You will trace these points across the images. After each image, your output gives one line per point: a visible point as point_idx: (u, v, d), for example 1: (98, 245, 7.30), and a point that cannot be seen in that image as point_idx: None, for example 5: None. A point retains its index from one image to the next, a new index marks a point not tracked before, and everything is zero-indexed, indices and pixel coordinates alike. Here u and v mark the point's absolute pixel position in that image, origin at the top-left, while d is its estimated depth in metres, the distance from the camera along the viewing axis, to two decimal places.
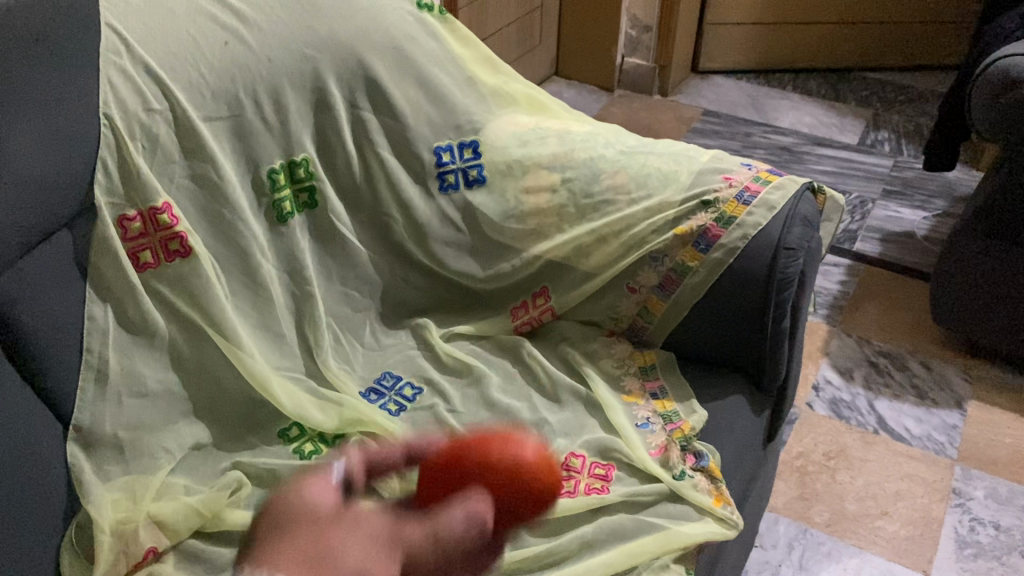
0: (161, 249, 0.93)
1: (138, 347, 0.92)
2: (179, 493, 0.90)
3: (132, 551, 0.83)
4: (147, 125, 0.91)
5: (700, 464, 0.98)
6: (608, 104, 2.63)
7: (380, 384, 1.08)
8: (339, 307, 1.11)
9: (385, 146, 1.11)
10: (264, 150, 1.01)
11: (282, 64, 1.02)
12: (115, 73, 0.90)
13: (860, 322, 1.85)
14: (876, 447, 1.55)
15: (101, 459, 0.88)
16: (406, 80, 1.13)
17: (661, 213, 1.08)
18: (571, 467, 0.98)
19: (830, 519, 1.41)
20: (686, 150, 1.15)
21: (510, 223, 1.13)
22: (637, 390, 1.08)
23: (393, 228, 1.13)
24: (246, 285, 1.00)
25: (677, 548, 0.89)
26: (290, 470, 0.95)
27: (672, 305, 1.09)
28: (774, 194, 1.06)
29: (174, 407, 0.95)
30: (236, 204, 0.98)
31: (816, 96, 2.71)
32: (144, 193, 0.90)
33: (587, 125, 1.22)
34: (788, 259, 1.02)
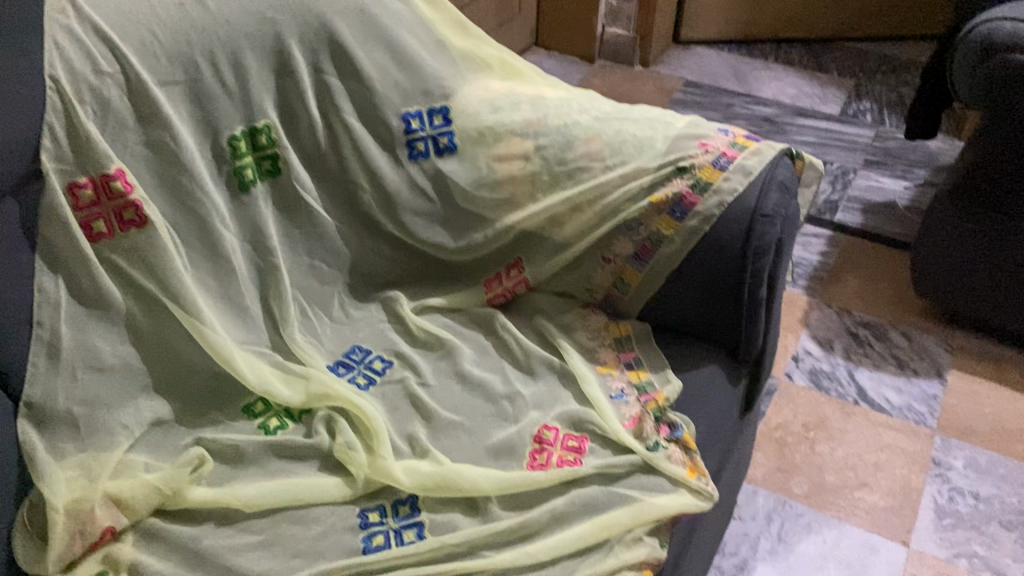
0: (115, 219, 0.89)
1: (93, 321, 0.89)
2: (139, 470, 0.87)
3: (88, 529, 0.81)
4: (97, 89, 0.87)
5: (674, 436, 0.96)
6: (589, 74, 2.59)
7: (349, 357, 1.05)
8: (306, 280, 1.09)
9: (351, 112, 1.08)
10: (223, 116, 0.98)
11: (241, 26, 0.98)
12: (61, 33, 0.86)
13: (841, 293, 1.83)
14: (856, 418, 1.53)
15: (55, 436, 0.85)
16: (372, 44, 1.09)
17: (635, 180, 1.05)
18: (544, 440, 0.96)
19: (809, 490, 1.40)
20: (662, 116, 1.12)
21: (482, 191, 1.10)
22: (612, 361, 1.06)
23: (361, 197, 1.10)
24: (207, 257, 0.97)
25: (651, 520, 0.88)
26: (254, 445, 0.92)
27: (647, 275, 1.07)
28: (750, 159, 1.03)
29: (132, 382, 0.92)
30: (195, 172, 0.94)
31: (799, 67, 2.68)
32: (95, 160, 0.87)
33: (561, 90, 1.18)
34: (765, 226, 1.00)
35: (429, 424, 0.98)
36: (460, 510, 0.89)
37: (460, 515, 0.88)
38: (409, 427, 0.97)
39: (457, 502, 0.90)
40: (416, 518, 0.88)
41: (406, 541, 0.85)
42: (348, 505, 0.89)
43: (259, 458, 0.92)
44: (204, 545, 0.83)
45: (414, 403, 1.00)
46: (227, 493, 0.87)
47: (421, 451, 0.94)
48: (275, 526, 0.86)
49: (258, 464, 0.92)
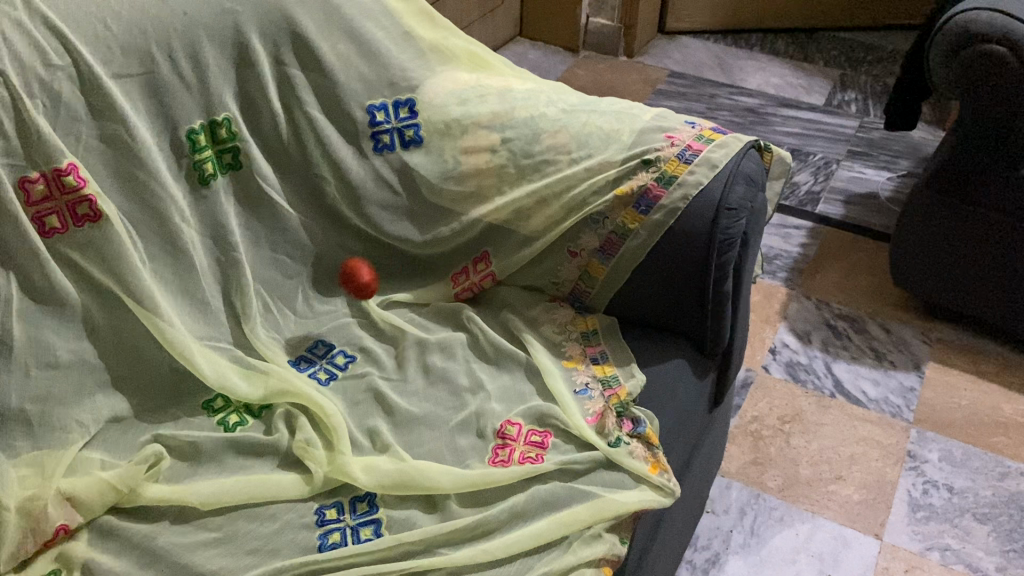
0: (68, 213, 0.89)
1: (47, 318, 0.88)
2: (94, 467, 0.88)
3: (42, 527, 0.81)
4: (47, 82, 0.87)
5: (636, 431, 0.95)
6: (573, 65, 2.58)
7: (311, 352, 1.06)
8: (270, 275, 1.09)
9: (314, 104, 1.07)
10: (182, 108, 0.97)
11: (199, 18, 0.97)
12: (10, 26, 0.85)
13: (821, 285, 1.83)
14: (832, 411, 1.53)
15: (9, 435, 0.86)
16: (336, 34, 1.08)
17: (601, 174, 1.04)
18: (507, 435, 0.95)
19: (783, 484, 1.40)
20: (629, 108, 1.11)
21: (448, 184, 1.09)
22: (578, 355, 1.05)
23: (327, 190, 1.09)
24: (166, 252, 0.97)
25: (610, 517, 0.87)
26: (212, 442, 0.92)
27: (613, 269, 1.05)
28: (716, 152, 1.02)
29: (88, 378, 0.92)
30: (152, 165, 0.94)
31: (784, 57, 2.67)
32: (46, 153, 0.86)
33: (530, 82, 1.17)
34: (730, 220, 0.98)
35: (391, 418, 0.98)
36: (419, 507, 0.89)
37: (419, 512, 0.88)
38: (371, 422, 0.97)
39: (416, 498, 0.89)
40: (373, 515, 0.87)
41: (362, 538, 0.85)
42: (305, 502, 0.88)
43: (217, 454, 0.92)
44: (158, 543, 0.83)
45: (376, 400, 1.00)
46: (182, 490, 0.87)
47: (382, 446, 0.94)
48: (231, 522, 0.86)
49: (215, 461, 0.91)
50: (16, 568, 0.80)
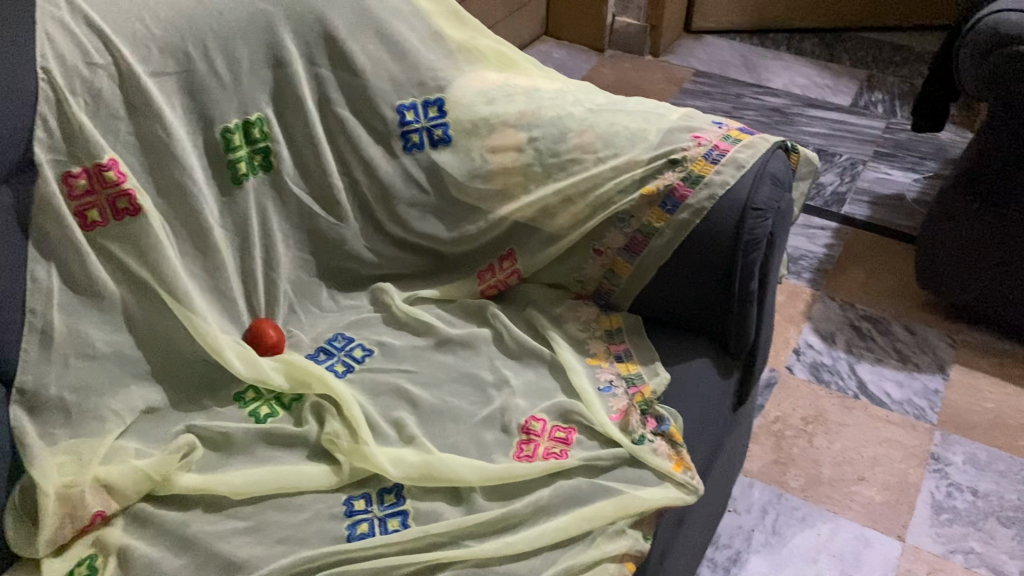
0: (109, 208, 0.91)
1: (85, 309, 0.91)
2: (129, 456, 0.90)
3: (79, 513, 0.84)
4: (88, 80, 0.89)
5: (660, 429, 0.96)
6: (598, 64, 2.58)
7: (331, 344, 1.08)
8: (298, 273, 1.11)
9: (344, 104, 1.09)
10: (218, 106, 0.99)
11: (234, 18, 1.00)
12: (53, 25, 0.87)
13: (845, 286, 1.82)
14: (855, 412, 1.53)
15: (47, 422, 0.88)
16: (366, 35, 1.10)
17: (627, 173, 1.05)
18: (531, 431, 0.97)
19: (805, 484, 1.40)
20: (655, 108, 1.11)
21: (475, 182, 1.10)
22: (602, 353, 1.06)
23: (356, 189, 1.11)
24: (198, 247, 0.99)
25: (633, 513, 0.88)
26: (243, 433, 0.94)
27: (638, 268, 1.06)
28: (742, 152, 1.02)
29: (124, 368, 0.94)
30: (186, 161, 0.96)
31: (810, 57, 2.66)
32: (88, 149, 0.88)
33: (557, 82, 1.18)
34: (756, 220, 0.99)
35: (417, 412, 0.99)
36: (445, 500, 0.90)
37: (445, 504, 0.89)
38: (397, 414, 0.98)
39: (442, 491, 0.91)
40: (400, 506, 0.89)
41: (390, 529, 0.86)
42: (334, 493, 0.90)
43: (248, 445, 0.94)
44: (191, 530, 0.85)
45: (402, 394, 1.01)
46: (214, 480, 0.89)
47: (408, 438, 0.95)
48: (260, 512, 0.88)
49: (247, 452, 0.93)
50: (55, 552, 0.83)
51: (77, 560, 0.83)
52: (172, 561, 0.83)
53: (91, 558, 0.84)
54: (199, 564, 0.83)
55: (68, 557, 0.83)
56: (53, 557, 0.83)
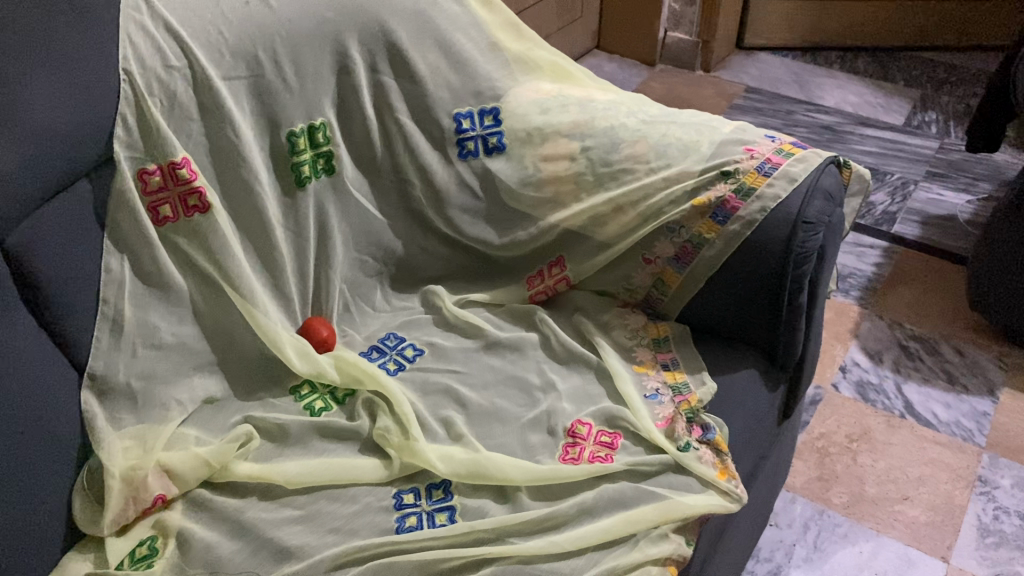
0: (180, 204, 0.95)
1: (154, 300, 0.95)
2: (190, 443, 0.94)
3: (142, 496, 0.88)
4: (165, 82, 0.93)
5: (706, 437, 0.97)
6: (649, 78, 2.60)
7: (383, 343, 1.11)
8: (354, 273, 1.14)
9: (404, 111, 1.13)
10: (284, 110, 1.03)
11: (303, 26, 1.04)
12: (134, 29, 0.92)
13: (894, 305, 1.81)
14: (901, 431, 1.52)
15: (115, 407, 0.92)
16: (427, 44, 1.13)
17: (679, 183, 1.06)
18: (577, 434, 0.98)
19: (848, 501, 1.39)
20: (708, 121, 1.13)
21: (527, 190, 1.13)
22: (649, 361, 1.07)
23: (412, 194, 1.14)
24: (259, 245, 1.03)
25: (677, 518, 0.89)
26: (299, 425, 0.97)
27: (687, 278, 1.08)
28: (795, 166, 1.03)
29: (187, 359, 0.98)
30: (251, 162, 1.00)
31: (863, 76, 2.64)
32: (163, 148, 0.92)
33: (611, 93, 1.20)
34: (807, 233, 1.00)
35: (465, 411, 1.02)
36: (491, 497, 0.92)
37: (491, 502, 0.91)
38: (446, 413, 1.01)
39: (488, 489, 0.93)
40: (448, 502, 0.91)
41: (438, 523, 0.89)
42: (385, 486, 0.93)
43: (303, 437, 0.97)
44: (247, 517, 0.88)
45: (450, 394, 1.04)
46: (270, 469, 0.92)
47: (456, 436, 0.98)
48: (313, 502, 0.91)
49: (301, 444, 0.97)
50: (118, 531, 0.87)
51: (139, 541, 0.87)
52: (228, 545, 0.86)
53: (152, 539, 0.88)
54: (254, 550, 0.86)
55: (131, 537, 0.87)
56: (116, 536, 0.87)
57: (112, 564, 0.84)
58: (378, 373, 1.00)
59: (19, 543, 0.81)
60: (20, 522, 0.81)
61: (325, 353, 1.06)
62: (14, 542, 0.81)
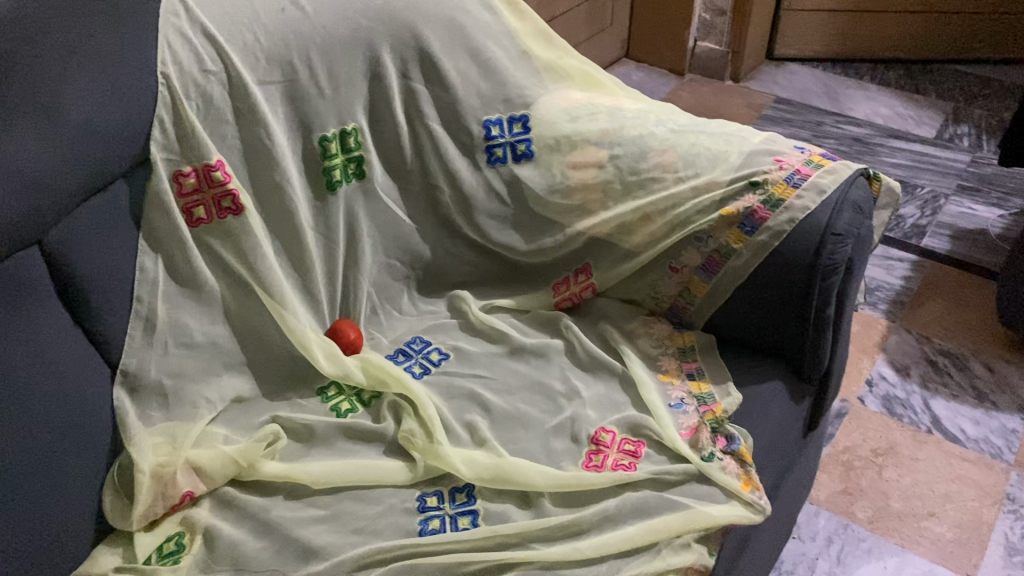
0: (214, 206, 0.97)
1: (186, 300, 0.96)
2: (218, 441, 0.95)
3: (170, 493, 0.89)
4: (202, 86, 0.95)
5: (730, 447, 0.97)
6: (678, 87, 2.60)
7: (409, 347, 1.12)
8: (382, 277, 1.15)
9: (434, 117, 1.14)
10: (317, 115, 1.04)
11: (336, 32, 1.05)
12: (173, 33, 0.93)
13: (922, 319, 1.79)
14: (927, 447, 1.50)
15: (146, 405, 0.94)
16: (458, 52, 1.14)
17: (707, 193, 1.06)
18: (601, 442, 0.99)
19: (873, 515, 1.38)
20: (738, 131, 1.13)
21: (555, 197, 1.14)
22: (674, 370, 1.07)
23: (440, 199, 1.15)
24: (289, 247, 1.05)
25: (700, 528, 0.89)
26: (325, 426, 0.98)
27: (714, 287, 1.08)
28: (824, 178, 1.03)
29: (217, 359, 0.99)
30: (284, 165, 1.01)
31: (894, 88, 2.62)
32: (198, 151, 0.94)
33: (640, 102, 1.20)
34: (835, 245, 0.99)
35: (489, 416, 1.02)
36: (514, 502, 0.93)
37: (514, 507, 0.92)
38: (470, 417, 1.02)
39: (511, 494, 0.93)
40: (471, 506, 0.92)
41: (460, 527, 0.89)
42: (408, 488, 0.94)
43: (329, 438, 0.98)
44: (273, 515, 0.90)
45: (474, 399, 1.04)
46: (296, 469, 0.93)
47: (480, 440, 0.98)
48: (338, 502, 0.92)
49: (327, 445, 0.98)
50: (147, 527, 0.89)
51: (166, 537, 0.89)
52: (253, 543, 0.87)
53: (179, 535, 0.89)
54: (279, 548, 0.87)
55: (158, 533, 0.89)
56: (144, 531, 0.88)
57: (140, 559, 0.86)
58: (405, 376, 1.01)
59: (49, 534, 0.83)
60: (51, 513, 0.83)
61: (352, 356, 1.07)
62: (44, 533, 0.82)
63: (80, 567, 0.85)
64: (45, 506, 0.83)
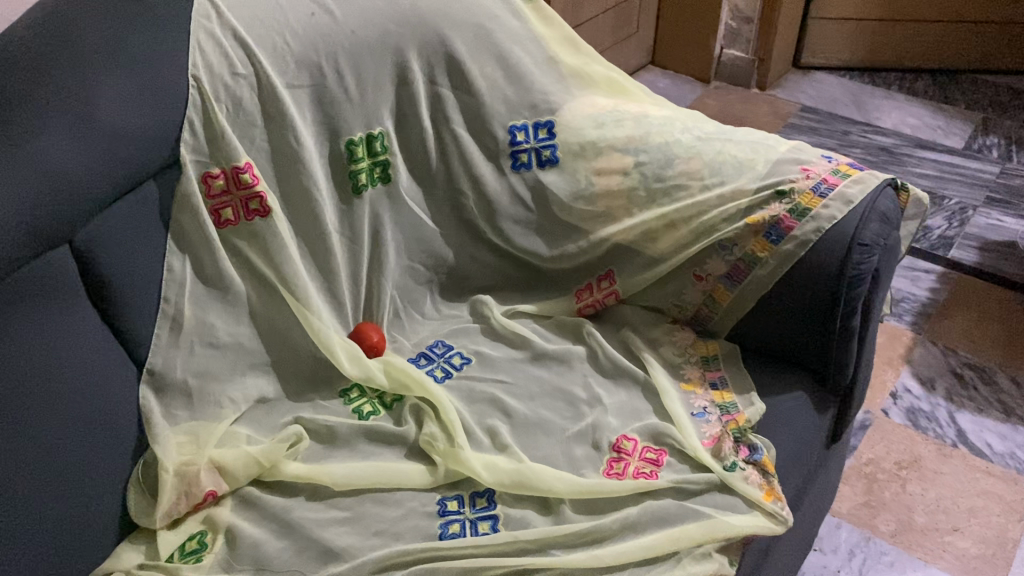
0: (242, 208, 0.98)
1: (212, 301, 0.97)
2: (242, 441, 0.96)
3: (193, 491, 0.90)
4: (232, 89, 0.96)
5: (753, 458, 0.96)
6: (703, 94, 2.59)
7: (431, 350, 1.12)
8: (405, 280, 1.16)
9: (460, 122, 1.14)
10: (344, 119, 1.05)
11: (365, 37, 1.06)
12: (204, 36, 0.94)
13: (948, 332, 1.77)
14: (952, 461, 1.49)
15: (171, 404, 0.94)
16: (485, 57, 1.15)
17: (733, 202, 1.06)
18: (622, 449, 0.98)
19: (896, 529, 1.37)
20: (765, 139, 1.12)
21: (579, 203, 1.14)
22: (696, 379, 1.07)
23: (465, 204, 1.16)
24: (314, 250, 1.05)
25: (721, 538, 0.88)
26: (347, 428, 0.99)
27: (739, 296, 1.07)
28: (852, 188, 1.02)
29: (242, 359, 1.00)
30: (311, 169, 1.02)
31: (923, 98, 2.60)
32: (227, 153, 0.95)
33: (666, 109, 1.20)
34: (862, 255, 0.99)
35: (511, 421, 1.02)
36: (535, 508, 0.93)
37: (534, 513, 0.92)
38: (491, 421, 1.02)
39: (532, 500, 0.93)
40: (492, 511, 0.92)
41: (480, 532, 0.89)
42: (429, 492, 0.94)
43: (351, 440, 0.99)
44: (294, 516, 0.90)
45: (496, 404, 1.04)
46: (318, 470, 0.94)
47: (501, 445, 0.98)
48: (359, 504, 0.92)
49: (349, 447, 0.98)
50: (170, 525, 0.90)
51: (189, 535, 0.89)
52: (275, 543, 0.88)
53: (201, 534, 0.90)
54: (301, 549, 0.87)
55: (181, 531, 0.89)
56: (167, 529, 0.89)
57: (163, 557, 0.87)
58: (426, 379, 1.02)
59: (71, 532, 0.84)
60: (73, 511, 0.84)
61: (374, 358, 1.07)
62: (67, 530, 0.83)
63: (104, 563, 0.86)
64: (68, 504, 0.84)
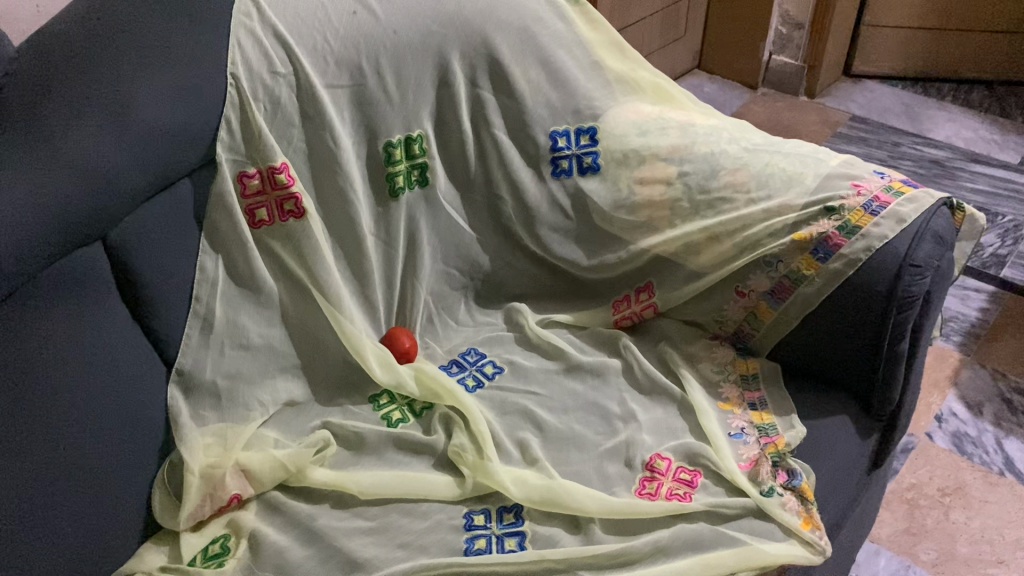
0: (276, 208, 0.96)
1: (245, 301, 0.96)
2: (269, 444, 0.94)
3: (219, 494, 0.89)
4: (271, 88, 0.95)
5: (792, 483, 0.93)
6: (750, 101, 2.54)
7: (463, 358, 1.10)
8: (439, 285, 1.14)
9: (500, 126, 1.12)
10: (383, 120, 1.03)
11: (408, 37, 1.04)
12: (244, 33, 0.94)
13: (998, 355, 1.71)
14: (999, 490, 1.43)
15: (199, 404, 0.94)
16: (528, 60, 1.12)
17: (779, 216, 1.02)
18: (655, 469, 0.96)
19: (937, 558, 1.32)
20: (815, 152, 1.08)
21: (620, 213, 1.11)
22: (735, 398, 1.03)
23: (503, 209, 1.14)
24: (347, 252, 1.04)
25: (756, 566, 0.85)
26: (375, 435, 0.97)
27: (782, 314, 1.04)
28: (904, 206, 0.98)
29: (272, 362, 0.99)
30: (347, 171, 1.00)
31: (978, 110, 2.52)
32: (263, 153, 0.94)
33: (713, 118, 1.16)
34: (913, 276, 0.95)
35: (542, 434, 1.00)
36: (564, 526, 0.90)
37: (563, 531, 0.89)
38: (523, 434, 0.99)
39: (561, 517, 0.91)
40: (519, 527, 0.89)
41: (507, 548, 0.87)
42: (456, 504, 0.92)
43: (379, 448, 0.97)
44: (319, 524, 0.89)
45: (527, 415, 1.02)
46: (345, 478, 0.92)
47: (531, 460, 0.96)
48: (385, 514, 0.90)
49: (377, 454, 0.97)
50: (193, 528, 0.89)
51: (212, 538, 0.88)
52: (297, 550, 0.86)
53: (225, 538, 0.89)
54: (323, 558, 0.86)
55: (205, 534, 0.88)
56: (190, 532, 0.88)
57: (185, 559, 0.86)
58: (456, 389, 1.00)
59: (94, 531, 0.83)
60: (96, 509, 0.83)
61: (406, 364, 1.06)
62: (89, 529, 0.82)
63: (126, 564, 0.85)
64: (91, 503, 0.83)
